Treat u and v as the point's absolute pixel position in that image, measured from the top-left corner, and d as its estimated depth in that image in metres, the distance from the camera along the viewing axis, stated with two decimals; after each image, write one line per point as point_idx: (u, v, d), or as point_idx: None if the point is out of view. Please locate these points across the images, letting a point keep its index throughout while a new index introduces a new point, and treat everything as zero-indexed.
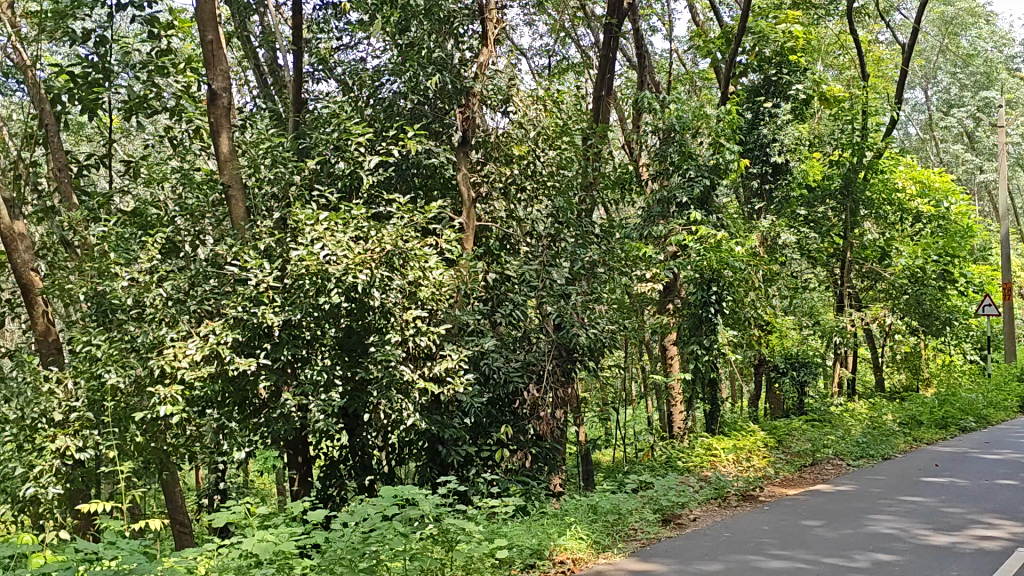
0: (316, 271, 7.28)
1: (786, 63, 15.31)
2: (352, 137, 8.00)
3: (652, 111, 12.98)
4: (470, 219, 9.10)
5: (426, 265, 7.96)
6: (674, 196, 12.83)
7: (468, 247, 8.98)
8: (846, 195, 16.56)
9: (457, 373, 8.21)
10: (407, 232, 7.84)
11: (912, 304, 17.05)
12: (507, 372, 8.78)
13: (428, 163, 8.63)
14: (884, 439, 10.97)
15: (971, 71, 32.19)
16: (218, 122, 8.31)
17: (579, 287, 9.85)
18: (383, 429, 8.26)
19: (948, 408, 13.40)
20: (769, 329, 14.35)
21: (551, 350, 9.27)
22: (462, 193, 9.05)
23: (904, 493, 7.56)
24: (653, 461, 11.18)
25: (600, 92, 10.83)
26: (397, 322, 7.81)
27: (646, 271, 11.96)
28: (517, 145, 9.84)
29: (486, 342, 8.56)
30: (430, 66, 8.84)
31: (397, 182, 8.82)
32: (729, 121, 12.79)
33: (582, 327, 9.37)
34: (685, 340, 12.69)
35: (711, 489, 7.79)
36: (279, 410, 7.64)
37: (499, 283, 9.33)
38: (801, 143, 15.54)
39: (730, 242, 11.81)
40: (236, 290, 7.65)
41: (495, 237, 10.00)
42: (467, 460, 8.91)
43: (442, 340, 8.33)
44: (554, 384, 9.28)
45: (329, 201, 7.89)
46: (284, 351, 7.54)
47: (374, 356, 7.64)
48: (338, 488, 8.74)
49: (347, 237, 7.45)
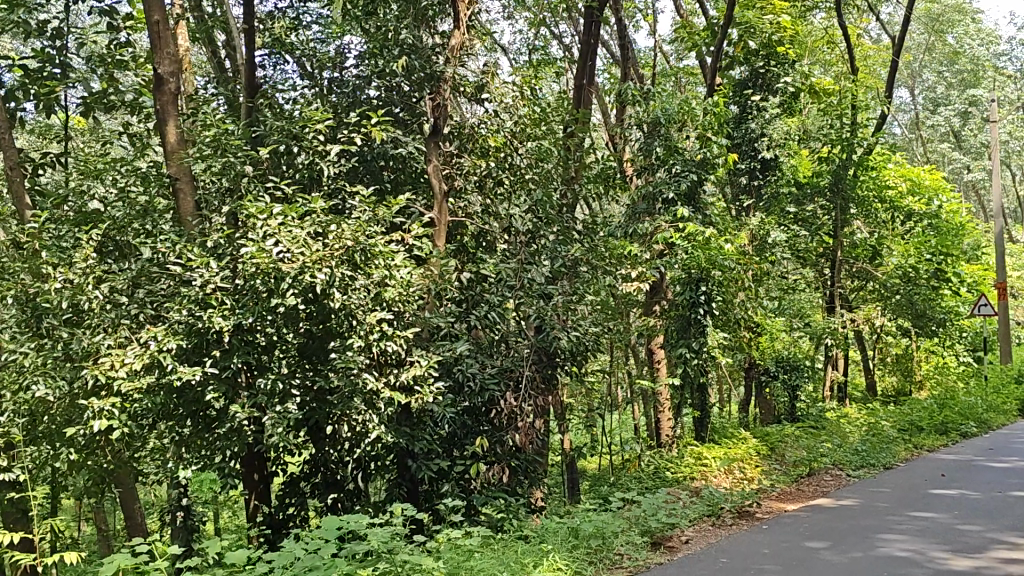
0: (268, 269, 6.61)
1: (773, 55, 14.63)
2: (310, 123, 7.34)
3: (636, 104, 12.37)
4: (442, 214, 8.36)
5: (392, 263, 7.34)
6: (659, 193, 12.19)
7: (441, 244, 8.32)
8: (835, 193, 15.89)
9: (427, 381, 7.55)
10: (371, 227, 7.18)
11: (904, 305, 16.35)
12: (482, 379, 8.07)
13: (396, 154, 7.97)
14: (884, 446, 10.35)
15: (957, 69, 32.04)
16: (164, 109, 7.62)
17: (560, 286, 9.21)
18: (347, 443, 7.60)
19: (948, 412, 12.81)
20: (760, 331, 13.77)
21: (531, 354, 8.61)
22: (433, 185, 8.27)
23: (914, 509, 6.94)
24: (641, 472, 10.53)
25: (581, 81, 10.15)
26: (361, 326, 7.13)
27: (631, 270, 11.33)
28: (492, 138, 9.19)
29: (459, 346, 7.90)
30: (396, 48, 8.17)
31: (363, 175, 8.10)
32: (717, 114, 12.19)
33: (563, 331, 8.72)
34: (674, 343, 12.13)
35: (704, 505, 7.17)
36: (230, 424, 6.98)
37: (475, 283, 8.69)
38: (791, 138, 15.01)
39: (720, 239, 11.18)
40: (182, 292, 7.01)
41: (470, 235, 9.35)
42: (440, 475, 8.25)
43: (412, 345, 7.66)
44: (535, 391, 8.61)
45: (286, 194, 7.25)
46: (234, 359, 6.92)
47: (336, 363, 6.97)
48: (299, 506, 8.09)
49: (302, 232, 6.79)
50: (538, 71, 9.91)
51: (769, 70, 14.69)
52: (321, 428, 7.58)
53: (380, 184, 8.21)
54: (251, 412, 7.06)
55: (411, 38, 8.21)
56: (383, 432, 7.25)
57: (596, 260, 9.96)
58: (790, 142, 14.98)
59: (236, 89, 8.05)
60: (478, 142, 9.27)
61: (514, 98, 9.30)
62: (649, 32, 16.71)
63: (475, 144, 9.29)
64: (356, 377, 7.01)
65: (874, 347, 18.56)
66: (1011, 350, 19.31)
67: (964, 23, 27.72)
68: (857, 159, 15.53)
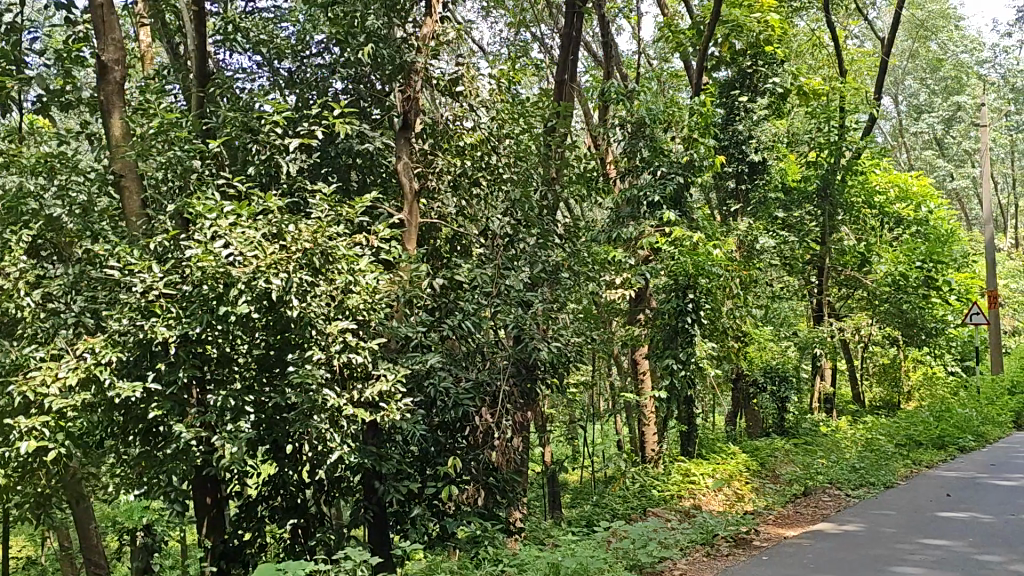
0: (215, 273, 6.06)
1: (760, 54, 14.21)
2: (268, 116, 6.77)
3: (619, 104, 11.86)
4: (413, 215, 7.79)
5: (356, 267, 6.75)
6: (645, 196, 11.63)
7: (412, 248, 7.75)
8: (824, 199, 15.33)
9: (394, 396, 6.91)
10: (333, 228, 6.57)
11: (894, 313, 16.02)
12: (456, 395, 7.39)
13: (362, 149, 7.35)
14: (883, 463, 9.72)
15: (940, 76, 32.05)
16: (110, 101, 6.92)
17: (541, 293, 8.60)
18: (308, 463, 6.95)
19: (945, 425, 12.30)
20: (748, 340, 13.25)
21: (509, 366, 7.97)
22: (403, 184, 7.70)
23: (924, 535, 6.38)
24: (625, 491, 9.93)
25: (563, 75, 9.53)
26: (321, 336, 6.51)
27: (616, 277, 10.73)
28: (467, 134, 8.63)
29: (431, 358, 7.28)
30: (362, 34, 7.35)
31: (325, 172, 7.46)
32: (704, 114, 11.69)
33: (544, 341, 8.11)
34: (659, 353, 11.59)
35: (697, 533, 6.58)
36: (174, 445, 6.32)
37: (448, 291, 8.10)
38: (778, 140, 14.64)
39: (708, 244, 10.80)
40: (122, 299, 6.43)
41: (447, 238, 8.77)
42: (410, 498, 7.59)
43: (379, 357, 7.02)
44: (513, 407, 7.97)
45: (241, 191, 6.65)
46: (181, 372, 6.29)
47: (291, 377, 6.27)
48: (255, 532, 7.44)
49: (258, 235, 6.22)
50: (519, 64, 9.33)
51: (756, 70, 14.25)
52: (279, 447, 6.93)
53: (346, 182, 7.63)
54: (201, 431, 6.43)
55: (377, 23, 7.31)
56: (346, 453, 6.58)
57: (578, 266, 9.36)
58: (777, 145, 14.63)
59: (186, 75, 7.40)
60: (451, 140, 8.61)
61: (491, 92, 8.79)
62: (631, 34, 16.19)
63: (449, 142, 8.58)
64: (312, 393, 6.34)
65: (861, 356, 18.14)
66: (1002, 360, 18.80)
67: (947, 29, 27.65)
68: (845, 164, 15.05)
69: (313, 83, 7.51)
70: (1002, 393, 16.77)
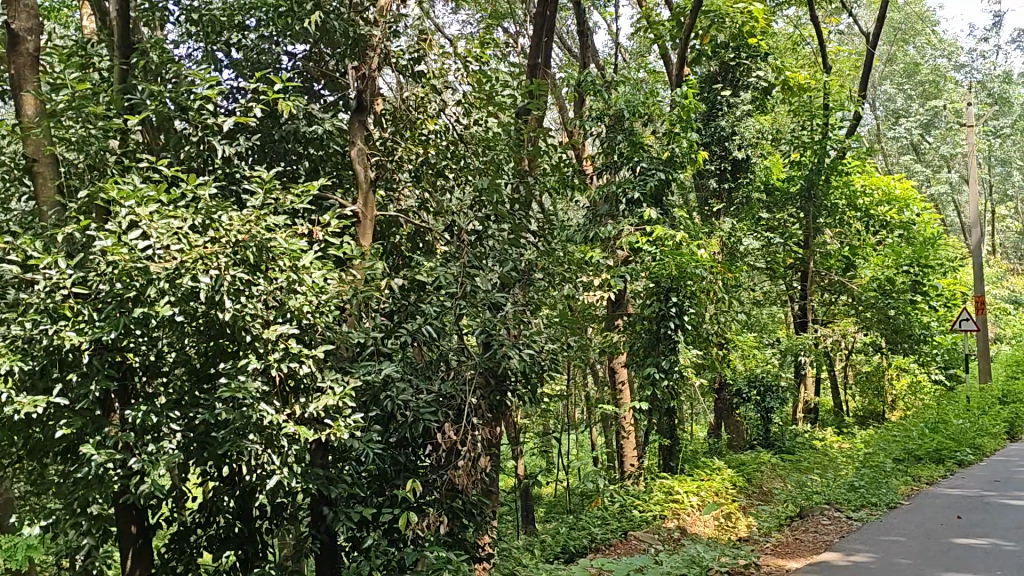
0: (130, 270, 5.20)
1: (744, 46, 13.60)
2: (197, 90, 5.93)
3: (595, 95, 11.11)
4: (368, 208, 6.98)
5: (300, 265, 5.95)
6: (624, 193, 11.05)
7: (368, 244, 6.95)
8: (809, 202, 14.65)
9: (343, 412, 6.05)
10: (274, 220, 5.76)
11: (882, 320, 15.46)
12: (416, 409, 6.54)
13: (309, 133, 6.51)
14: (883, 480, 8.91)
15: (917, 80, 31.96)
16: (21, 75, 6.00)
17: (512, 295, 7.78)
18: (246, 488, 6.08)
19: (941, 437, 11.60)
20: (733, 347, 12.58)
21: (476, 376, 7.15)
22: (357, 173, 6.89)
23: (946, 568, 5.63)
24: (603, 510, 9.18)
25: (537, 57, 8.57)
26: (258, 341, 5.68)
27: (594, 279, 9.90)
28: (430, 120, 7.90)
29: (387, 367, 6.45)
30: (309, 2, 6.47)
31: (266, 158, 6.60)
32: (687, 107, 11.03)
33: (515, 348, 7.27)
34: (640, 361, 10.90)
35: (688, 567, 5.77)
36: (84, 469, 5.45)
37: (410, 292, 7.28)
38: (762, 137, 14.00)
39: (691, 244, 10.10)
40: (27, 299, 5.56)
41: (408, 235, 7.96)
42: (363, 525, 6.74)
43: (326, 367, 6.17)
44: (482, 421, 7.14)
45: (167, 176, 5.81)
46: (93, 385, 5.43)
47: (221, 390, 5.43)
48: (187, 565, 6.54)
49: (182, 226, 5.42)
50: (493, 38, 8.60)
51: (739, 63, 13.60)
52: (214, 470, 6.07)
53: (294, 168, 6.79)
54: (117, 452, 5.57)
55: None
56: (286, 478, 5.71)
57: (553, 266, 8.58)
58: (761, 142, 14.01)
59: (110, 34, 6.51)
60: (416, 129, 7.93)
61: (458, 73, 8.04)
62: (607, 30, 15.50)
63: (413, 131, 7.90)
64: (246, 409, 5.49)
65: (846, 364, 17.51)
66: (989, 368, 18.23)
67: (925, 31, 27.41)
68: (828, 164, 14.46)
69: (255, 54, 6.62)
70: (993, 401, 16.17)
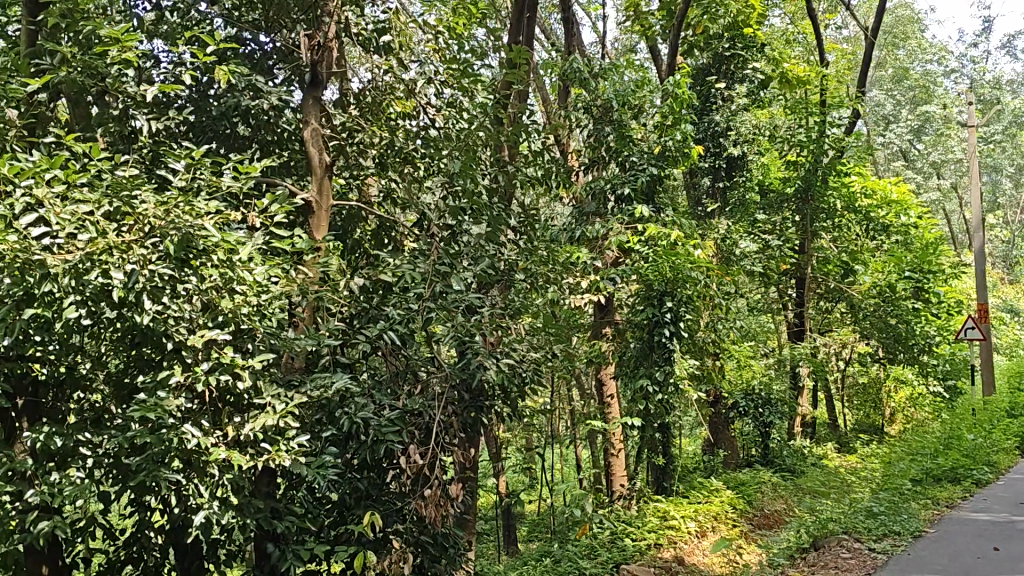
0: (23, 263, 4.20)
1: (739, 37, 13.07)
2: (116, 53, 4.97)
3: (579, 84, 10.48)
4: (323, 196, 6.08)
5: (237, 259, 5.02)
6: (613, 188, 10.28)
7: (322, 237, 6.06)
8: (807, 202, 13.74)
9: (287, 434, 5.10)
10: (203, 205, 4.86)
11: (883, 329, 14.64)
12: (376, 428, 5.60)
13: (253, 107, 5.59)
14: (903, 504, 8.01)
15: (907, 87, 31.48)
16: None
17: (491, 298, 6.88)
18: (173, 524, 5.13)
19: (957, 454, 10.74)
20: (729, 357, 11.74)
21: (448, 390, 6.23)
22: (310, 156, 6.00)
23: None
24: (591, 538, 8.30)
25: (517, 35, 7.90)
26: (183, 350, 4.74)
27: (581, 281, 9.03)
28: (398, 102, 7.03)
29: (342, 380, 5.52)
30: None
31: (203, 137, 5.68)
32: (680, 97, 10.12)
33: (491, 358, 6.37)
34: (632, 372, 10.04)
35: None
36: None
37: (373, 293, 6.36)
38: (759, 133, 13.23)
39: (686, 243, 9.24)
40: None
41: (372, 229, 7.05)
42: (315, 562, 5.80)
43: (268, 381, 5.24)
44: (455, 441, 6.22)
45: (78, 154, 4.86)
46: None
47: (135, 408, 4.48)
48: None
49: (89, 211, 4.47)
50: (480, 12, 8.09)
51: (734, 54, 13.08)
52: (134, 502, 5.11)
53: (235, 148, 5.89)
54: (11, 482, 4.60)
55: None
56: (216, 514, 4.76)
57: (535, 267, 7.70)
58: (758, 138, 13.26)
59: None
60: (383, 112, 7.00)
61: (430, 52, 7.31)
62: (593, 26, 14.75)
63: (378, 115, 6.96)
64: (165, 432, 4.54)
65: (844, 376, 16.72)
66: (993, 380, 17.45)
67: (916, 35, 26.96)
68: (827, 164, 13.40)
69: (185, 15, 5.68)
70: (1002, 415, 15.32)
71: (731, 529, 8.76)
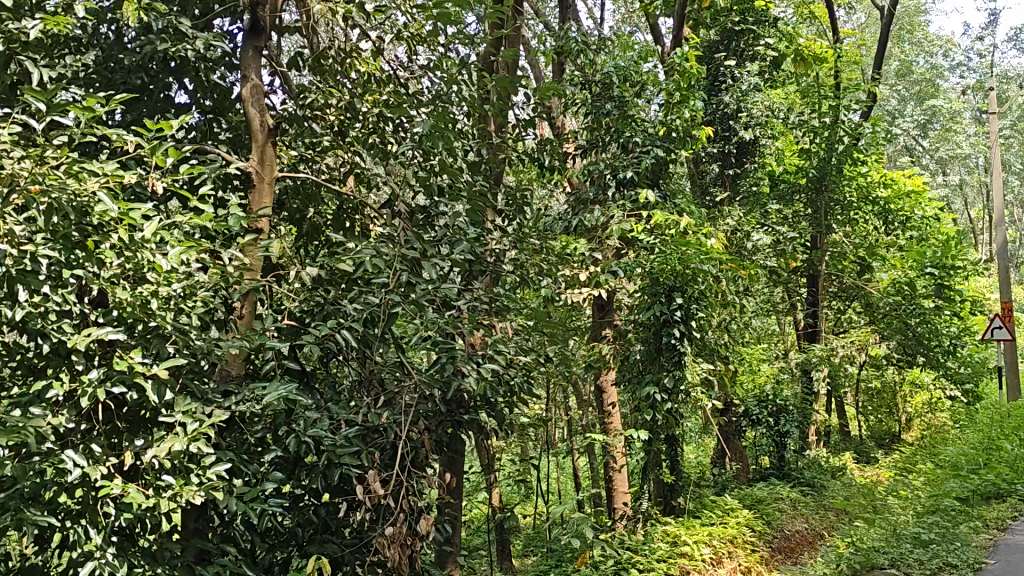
0: None
1: (749, 10, 12.16)
2: None
3: (576, 60, 9.46)
4: (266, 165, 5.03)
5: (141, 237, 3.90)
6: (614, 172, 9.15)
7: (262, 214, 5.00)
8: (821, 191, 12.74)
9: (208, 461, 4.00)
10: (95, 168, 3.73)
11: (904, 329, 13.65)
12: (327, 450, 4.52)
13: (175, 54, 4.51)
14: (954, 530, 6.97)
15: (913, 81, 30.59)
16: None
17: (473, 293, 5.84)
18: None
19: (999, 466, 9.73)
20: (741, 359, 10.73)
21: (420, 402, 5.16)
22: (249, 116, 4.94)
23: None
24: (593, 569, 7.26)
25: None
26: (68, 352, 3.64)
27: (579, 274, 8.01)
28: (363, 62, 6.07)
29: (283, 391, 4.43)
30: None
31: (116, 90, 4.64)
32: (686, 70, 9.14)
33: (471, 364, 5.31)
34: (639, 379, 9.08)
35: None
36: None
37: (330, 285, 5.29)
38: (772, 115, 12.27)
39: (698, 231, 8.22)
40: None
41: (333, 212, 5.98)
42: None
43: (187, 393, 4.14)
44: (428, 465, 5.15)
45: None
46: None
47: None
48: None
49: None
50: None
51: (745, 28, 12.14)
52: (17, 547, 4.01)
53: (159, 107, 4.82)
54: None
55: None
56: (111, 564, 3.66)
57: (527, 258, 6.69)
58: (772, 121, 12.25)
59: None
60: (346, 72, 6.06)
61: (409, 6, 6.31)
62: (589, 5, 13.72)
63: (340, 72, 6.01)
64: (38, 462, 3.42)
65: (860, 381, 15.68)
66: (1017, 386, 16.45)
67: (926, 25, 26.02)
68: (842, 152, 12.30)
69: None
70: None
71: (752, 556, 7.73)
